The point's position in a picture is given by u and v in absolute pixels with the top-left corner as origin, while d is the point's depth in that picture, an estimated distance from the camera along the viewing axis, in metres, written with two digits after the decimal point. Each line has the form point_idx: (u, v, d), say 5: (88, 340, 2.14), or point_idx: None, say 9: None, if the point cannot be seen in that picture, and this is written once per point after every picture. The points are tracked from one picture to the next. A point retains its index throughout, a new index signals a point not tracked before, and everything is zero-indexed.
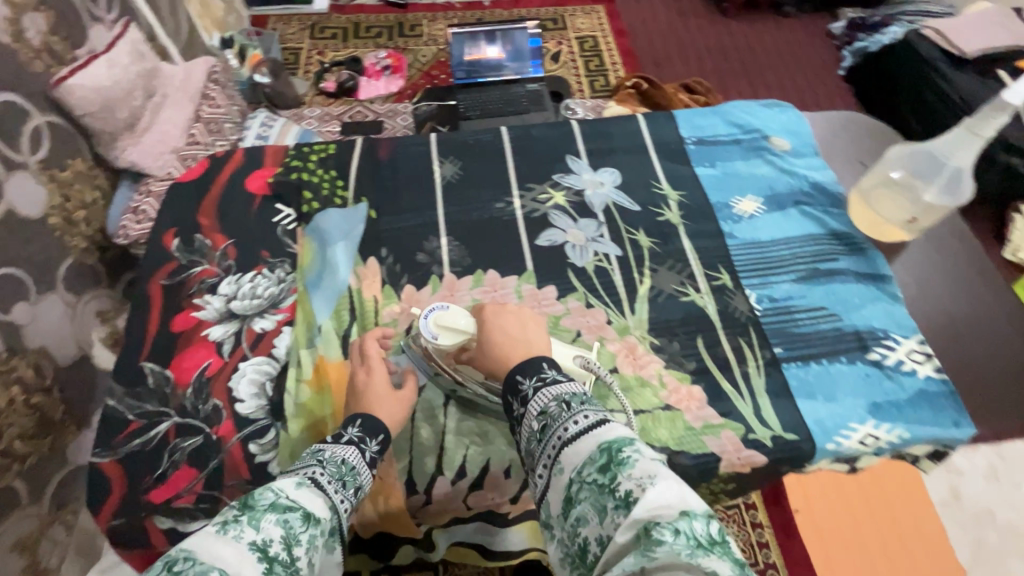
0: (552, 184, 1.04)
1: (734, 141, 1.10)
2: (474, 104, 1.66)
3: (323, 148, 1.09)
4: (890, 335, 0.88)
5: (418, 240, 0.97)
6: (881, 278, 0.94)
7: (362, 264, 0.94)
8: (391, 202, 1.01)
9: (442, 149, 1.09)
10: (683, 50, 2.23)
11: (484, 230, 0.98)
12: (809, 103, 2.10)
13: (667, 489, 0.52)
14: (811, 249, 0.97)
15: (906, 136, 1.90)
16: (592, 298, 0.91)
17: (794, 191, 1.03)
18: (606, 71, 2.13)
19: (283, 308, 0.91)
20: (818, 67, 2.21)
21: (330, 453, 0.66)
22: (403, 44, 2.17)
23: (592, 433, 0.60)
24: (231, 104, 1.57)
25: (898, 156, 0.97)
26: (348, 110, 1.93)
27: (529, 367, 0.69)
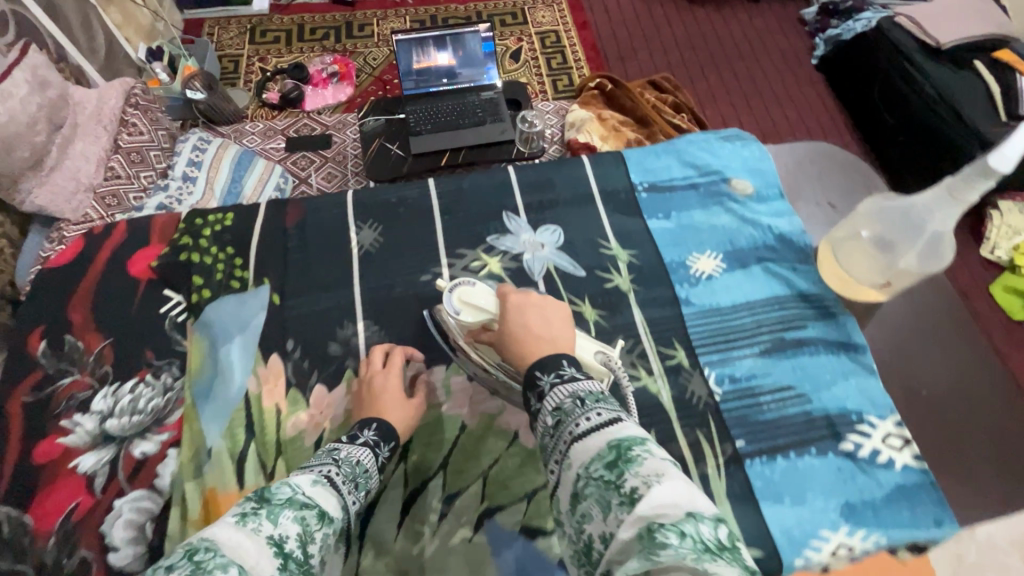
0: (485, 249, 0.95)
1: (690, 185, 1.03)
2: (423, 116, 1.53)
3: (217, 219, 0.98)
4: (866, 419, 0.81)
5: (331, 327, 0.89)
6: (852, 346, 0.88)
7: (263, 363, 0.85)
8: (304, 278, 0.93)
9: (358, 212, 0.99)
10: (649, 42, 2.11)
11: (409, 313, 0.91)
12: (781, 95, 2.01)
13: (675, 488, 0.49)
14: (776, 315, 0.90)
15: (878, 128, 1.82)
16: None
17: (756, 245, 0.96)
18: (569, 69, 2.01)
19: (167, 426, 0.81)
20: (790, 55, 2.12)
21: (345, 453, 0.66)
22: (352, 46, 2.03)
23: (603, 430, 0.56)
24: (158, 128, 1.42)
25: (869, 213, 0.89)
26: (294, 122, 1.79)
27: (548, 363, 0.65)
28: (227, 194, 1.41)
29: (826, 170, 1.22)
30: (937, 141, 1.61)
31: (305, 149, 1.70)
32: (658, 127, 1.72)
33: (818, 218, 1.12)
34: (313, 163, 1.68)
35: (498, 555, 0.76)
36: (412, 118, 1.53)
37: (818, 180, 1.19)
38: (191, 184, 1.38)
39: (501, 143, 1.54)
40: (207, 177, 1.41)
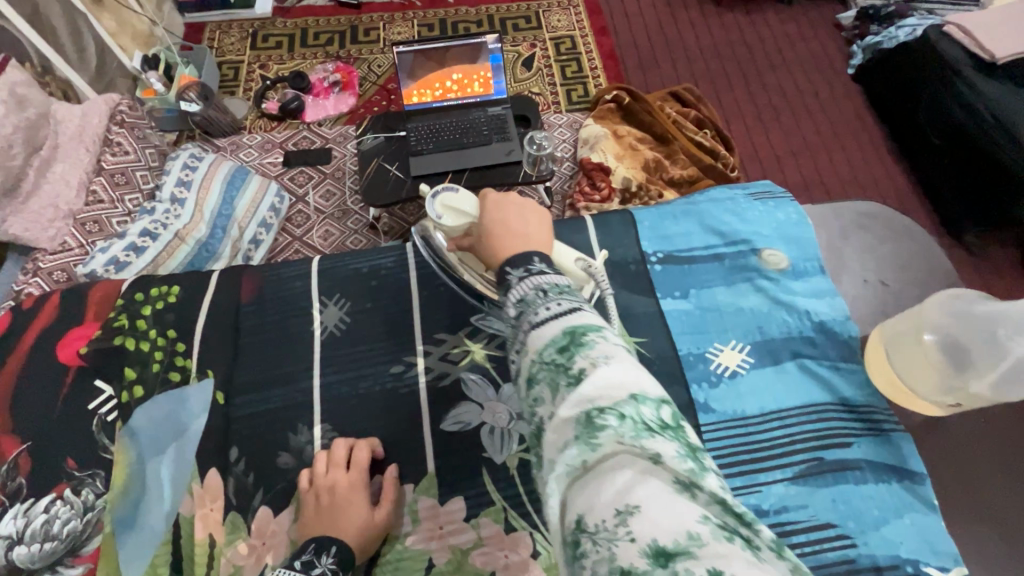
0: (469, 332, 0.83)
1: (713, 255, 0.90)
2: (426, 133, 1.44)
3: (162, 292, 0.85)
4: (923, 571, 0.66)
5: (284, 433, 0.75)
6: (907, 473, 0.72)
7: (199, 482, 0.70)
8: (255, 366, 0.80)
9: (323, 287, 0.87)
10: (671, 50, 1.97)
11: (378, 410, 0.77)
12: (814, 108, 1.86)
13: (622, 368, 0.42)
14: (815, 428, 0.75)
15: (922, 148, 1.67)
16: (514, 518, 0.70)
17: (790, 335, 0.82)
18: (585, 77, 1.88)
19: (83, 558, 0.65)
20: (825, 63, 1.96)
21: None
22: (355, 52, 1.93)
23: (564, 317, 0.47)
24: (145, 147, 1.35)
25: (942, 316, 0.78)
26: (292, 135, 1.70)
27: (519, 259, 0.55)
28: (218, 216, 1.33)
29: (866, 226, 1.08)
30: (994, 168, 1.45)
31: (305, 163, 1.62)
32: (679, 145, 1.60)
33: (865, 297, 0.99)
34: (312, 179, 1.60)
35: None
36: (413, 136, 1.43)
37: (863, 245, 1.06)
38: (179, 207, 1.30)
39: (507, 164, 1.43)
40: (196, 198, 1.33)
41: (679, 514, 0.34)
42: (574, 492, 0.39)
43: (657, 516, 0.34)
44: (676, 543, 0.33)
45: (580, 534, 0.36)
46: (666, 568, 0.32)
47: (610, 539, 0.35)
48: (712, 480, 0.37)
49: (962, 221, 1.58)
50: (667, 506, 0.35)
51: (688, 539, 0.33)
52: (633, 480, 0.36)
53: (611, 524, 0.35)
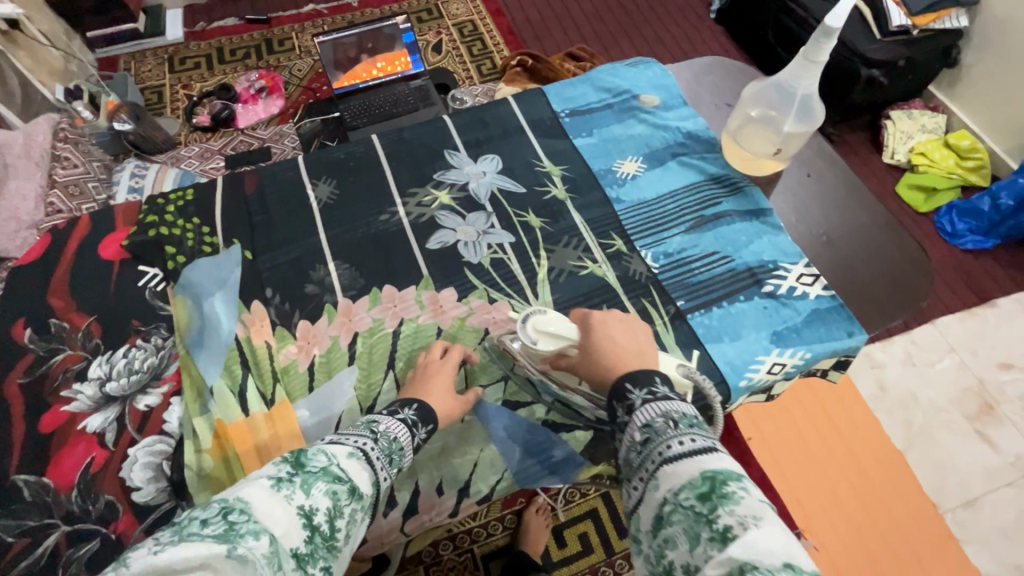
0: (434, 184, 1.02)
1: (606, 105, 1.11)
2: (359, 111, 1.59)
3: (179, 196, 1.00)
4: (780, 265, 0.91)
5: (304, 271, 0.93)
6: (761, 212, 0.98)
7: (246, 311, 0.88)
8: (265, 235, 0.96)
9: (313, 170, 1.03)
10: (560, 20, 2.22)
11: (373, 247, 0.95)
12: (688, 50, 2.16)
13: (772, 534, 0.50)
14: (695, 197, 0.99)
15: (778, 64, 1.99)
16: (494, 293, 0.91)
17: (669, 144, 1.06)
18: (491, 53, 2.10)
19: (167, 379, 0.85)
20: (691, 13, 2.27)
21: (384, 427, 0.70)
22: (275, 61, 2.06)
23: (696, 457, 0.58)
24: (91, 160, 1.43)
25: (756, 93, 1.00)
26: (229, 142, 1.82)
27: (640, 379, 0.69)
28: None
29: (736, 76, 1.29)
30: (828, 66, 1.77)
31: (245, 164, 1.72)
32: None
33: (719, 118, 1.20)
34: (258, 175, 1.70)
35: (489, 427, 0.85)
36: (347, 115, 1.57)
37: (714, 83, 1.25)
38: None
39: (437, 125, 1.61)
40: None
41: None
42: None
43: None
44: None
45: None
46: None
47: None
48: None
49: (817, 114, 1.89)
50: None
51: None
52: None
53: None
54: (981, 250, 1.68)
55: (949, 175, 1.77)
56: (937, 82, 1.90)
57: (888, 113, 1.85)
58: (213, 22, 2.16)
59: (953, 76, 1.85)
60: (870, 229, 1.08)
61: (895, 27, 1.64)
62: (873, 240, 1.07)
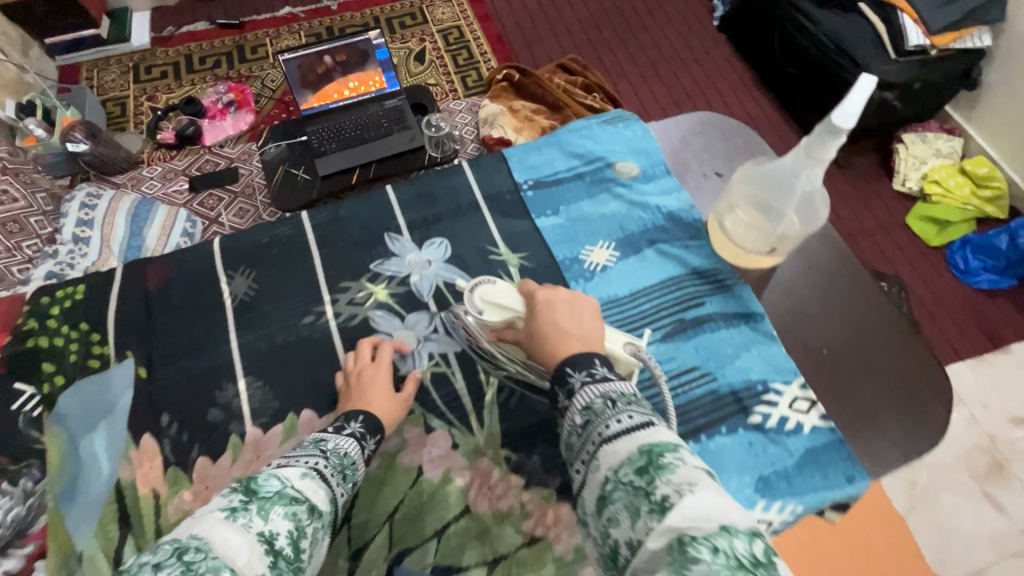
0: (370, 276, 0.92)
1: (575, 175, 1.01)
2: (327, 134, 1.47)
3: (67, 293, 0.90)
4: (771, 387, 0.81)
5: (209, 390, 0.83)
6: (749, 316, 0.87)
7: (135, 446, 0.79)
8: (171, 340, 0.87)
9: (228, 261, 0.93)
10: (553, 26, 2.08)
11: (293, 360, 0.85)
12: (687, 60, 2.01)
13: (708, 496, 0.47)
14: (673, 296, 0.88)
15: (784, 81, 1.84)
16: (432, 419, 0.82)
17: (646, 228, 0.94)
18: (477, 63, 1.97)
19: (32, 536, 0.73)
20: (692, 21, 2.11)
21: (332, 444, 0.66)
22: (246, 71, 1.93)
23: (633, 433, 0.55)
24: (35, 191, 1.33)
25: (747, 183, 0.87)
26: (195, 160, 1.69)
27: (580, 361, 0.66)
28: (130, 248, 1.33)
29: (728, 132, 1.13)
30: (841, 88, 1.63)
31: (213, 185, 1.62)
32: (571, 111, 1.69)
33: (704, 190, 1.07)
34: (222, 201, 1.60)
35: None
36: (315, 139, 1.46)
37: (702, 148, 1.11)
38: (84, 245, 1.30)
39: (412, 150, 1.50)
40: (101, 235, 1.33)
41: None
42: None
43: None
44: None
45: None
46: None
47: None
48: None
49: None
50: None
51: None
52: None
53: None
54: (996, 290, 1.56)
55: (963, 207, 1.65)
56: (954, 102, 1.77)
57: (901, 136, 1.72)
58: (182, 27, 2.02)
59: (972, 97, 1.72)
60: (874, 322, 0.90)
61: (912, 47, 1.52)
62: (878, 337, 0.89)
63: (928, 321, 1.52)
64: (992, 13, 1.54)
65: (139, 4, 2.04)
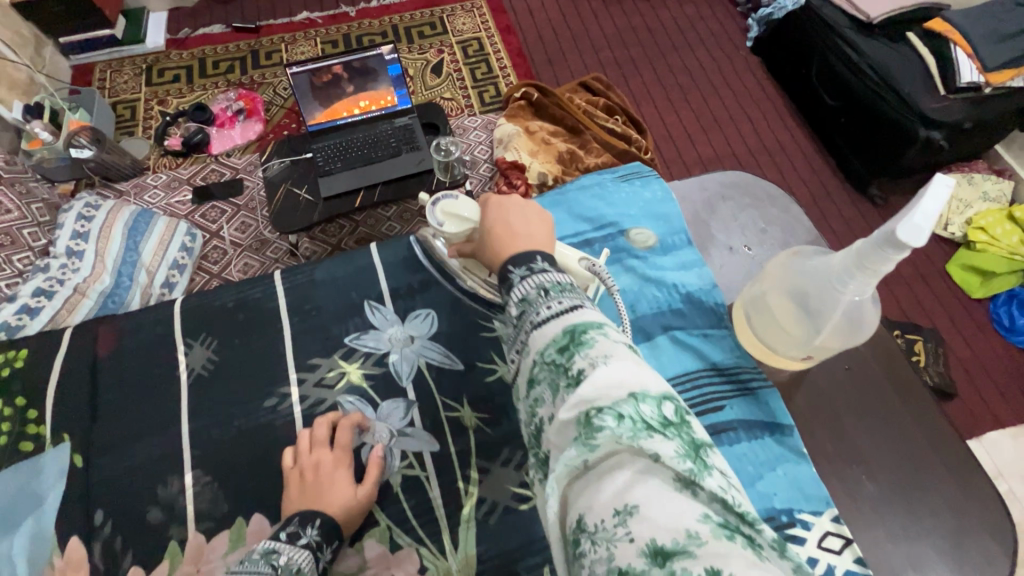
0: (344, 353, 0.79)
1: (584, 242, 0.90)
2: (333, 153, 1.41)
3: (8, 357, 0.79)
4: (797, 519, 0.65)
5: (151, 486, 0.70)
6: (777, 426, 0.72)
7: (60, 553, 0.66)
8: (115, 425, 0.74)
9: (188, 326, 0.82)
10: (577, 41, 2.00)
11: (246, 452, 0.72)
12: (719, 83, 1.91)
13: (622, 367, 0.45)
14: (688, 397, 0.74)
15: (822, 111, 1.72)
16: (399, 536, 0.67)
17: (660, 310, 0.82)
18: (495, 78, 1.89)
19: None
20: (725, 42, 2.01)
21: (284, 558, 0.57)
22: (259, 77, 1.88)
23: (562, 316, 0.52)
24: (31, 202, 1.29)
25: (782, 273, 0.70)
26: (200, 169, 1.65)
27: (522, 257, 0.59)
28: (124, 262, 1.29)
29: (748, 191, 1.07)
30: (885, 122, 1.51)
31: (217, 199, 1.57)
32: (591, 134, 1.61)
33: (727, 267, 0.98)
34: (225, 213, 1.55)
35: None
36: (320, 157, 1.39)
37: (725, 215, 1.04)
38: (77, 259, 1.25)
39: (418, 174, 1.43)
40: (96, 248, 1.28)
41: (675, 515, 0.39)
42: (576, 492, 0.44)
43: (655, 516, 0.39)
44: (674, 542, 0.37)
45: (583, 532, 0.42)
46: (663, 567, 0.36)
47: (611, 537, 0.40)
48: (712, 478, 0.41)
49: (863, 174, 1.65)
50: (663, 503, 0.39)
51: (685, 539, 0.37)
52: (633, 481, 0.41)
53: (611, 524, 0.40)
54: None
55: (1009, 257, 1.50)
56: (1007, 142, 1.65)
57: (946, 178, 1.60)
58: (198, 30, 1.99)
59: None
60: (920, 437, 0.74)
61: (964, 84, 1.40)
62: (924, 458, 0.73)
63: (966, 382, 1.41)
64: None
65: (156, 5, 2.01)
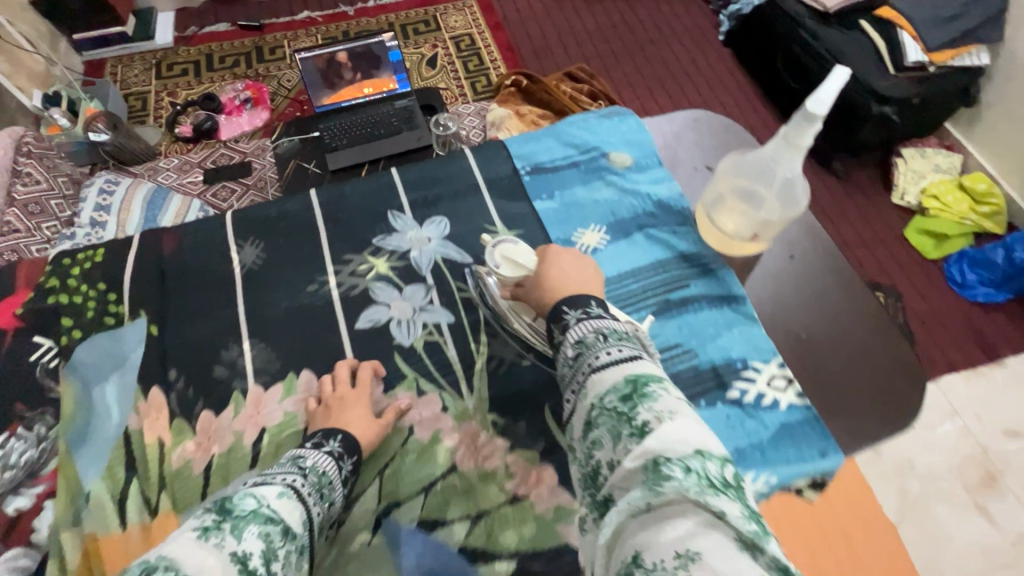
0: (372, 251, 0.94)
1: (571, 164, 1.03)
2: (338, 131, 1.52)
3: (87, 256, 0.92)
4: (750, 365, 0.83)
5: (215, 350, 0.84)
6: (733, 298, 0.89)
7: (143, 398, 0.80)
8: (182, 304, 0.88)
9: (239, 231, 0.95)
10: (561, 35, 2.15)
11: (296, 324, 0.86)
12: (693, 72, 2.07)
13: (685, 425, 0.50)
14: (660, 279, 0.91)
15: (786, 93, 1.88)
16: (424, 383, 0.83)
17: (637, 214, 0.97)
18: (487, 69, 2.03)
19: (42, 478, 0.75)
20: (698, 36, 2.16)
21: (310, 462, 0.67)
22: (263, 71, 2.00)
23: (622, 364, 0.57)
24: (57, 175, 1.39)
25: (729, 170, 0.90)
26: (211, 154, 1.75)
27: (576, 301, 0.66)
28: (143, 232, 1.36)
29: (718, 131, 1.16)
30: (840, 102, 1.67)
31: (226, 178, 1.65)
32: None
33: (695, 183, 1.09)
34: (235, 193, 1.63)
35: (398, 554, 0.72)
36: (326, 135, 1.51)
37: (694, 141, 1.15)
38: (100, 229, 1.34)
39: (419, 150, 1.55)
40: (117, 220, 1.37)
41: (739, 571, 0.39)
42: (633, 531, 0.45)
43: (716, 564, 0.39)
44: None
45: (639, 568, 0.43)
46: None
47: None
48: (772, 545, 0.42)
49: (820, 146, 1.79)
50: (726, 557, 0.40)
51: None
52: (695, 530, 0.42)
53: (671, 564, 0.41)
54: (992, 304, 1.58)
55: (960, 221, 1.67)
56: (954, 119, 1.80)
57: (901, 151, 1.76)
58: (204, 28, 2.10)
59: (972, 114, 1.74)
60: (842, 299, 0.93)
61: (910, 63, 1.56)
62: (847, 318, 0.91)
63: (924, 333, 1.54)
64: (989, 33, 1.58)
65: (164, 5, 2.13)
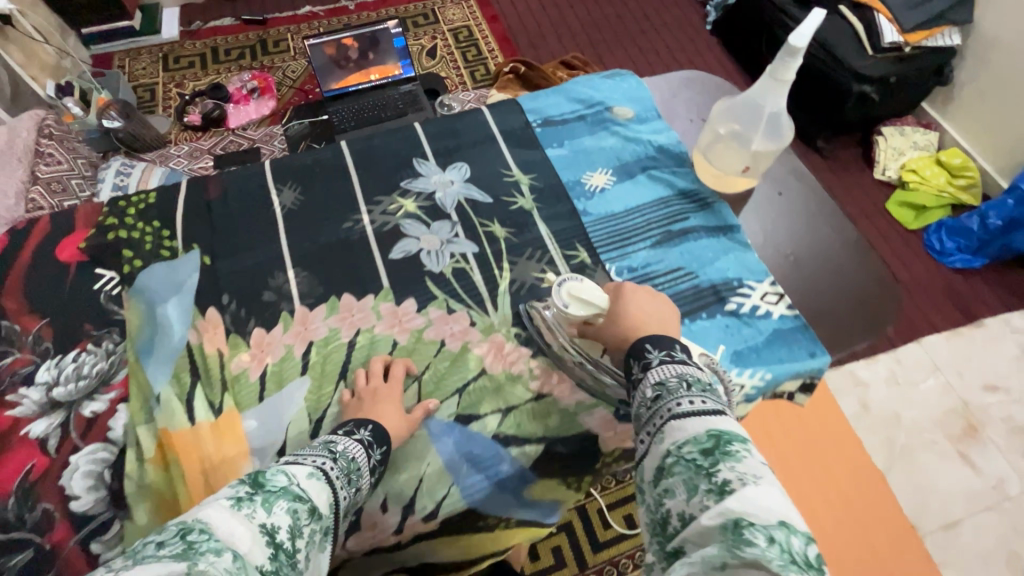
0: (401, 193, 1.00)
1: (578, 117, 1.11)
2: (348, 113, 1.59)
3: (141, 199, 0.99)
4: (744, 283, 0.91)
5: (261, 279, 0.90)
6: (728, 229, 0.97)
7: (201, 316, 0.86)
8: (229, 238, 0.94)
9: (278, 175, 1.01)
10: (557, 26, 2.23)
11: (336, 253, 0.93)
12: (682, 60, 2.16)
13: (770, 494, 0.48)
14: (663, 213, 0.98)
15: None
16: (453, 303, 0.89)
17: (640, 157, 1.05)
18: (485, 59, 2.10)
19: (114, 385, 0.83)
20: (687, 25, 2.26)
21: (341, 447, 0.67)
22: (268, 63, 2.06)
23: (705, 417, 0.56)
24: (76, 158, 1.45)
25: (721, 112, 0.99)
26: (219, 142, 1.81)
27: (660, 342, 0.67)
28: None
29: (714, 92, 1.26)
30: (823, 81, 1.75)
31: (234, 164, 1.66)
32: None
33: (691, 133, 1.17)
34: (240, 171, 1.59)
35: (439, 442, 0.80)
36: (335, 117, 1.58)
37: (688, 98, 1.24)
38: None
39: None
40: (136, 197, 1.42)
41: None
42: None
43: None
44: None
45: None
46: None
47: None
48: None
49: (805, 123, 1.88)
50: None
51: None
52: None
53: None
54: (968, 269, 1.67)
55: (939, 194, 1.76)
56: (931, 99, 1.90)
57: (880, 130, 1.85)
58: (209, 23, 2.16)
59: (946, 93, 1.85)
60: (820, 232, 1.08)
61: (887, 44, 1.65)
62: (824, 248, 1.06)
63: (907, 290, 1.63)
64: (960, 13, 1.68)
65: None
